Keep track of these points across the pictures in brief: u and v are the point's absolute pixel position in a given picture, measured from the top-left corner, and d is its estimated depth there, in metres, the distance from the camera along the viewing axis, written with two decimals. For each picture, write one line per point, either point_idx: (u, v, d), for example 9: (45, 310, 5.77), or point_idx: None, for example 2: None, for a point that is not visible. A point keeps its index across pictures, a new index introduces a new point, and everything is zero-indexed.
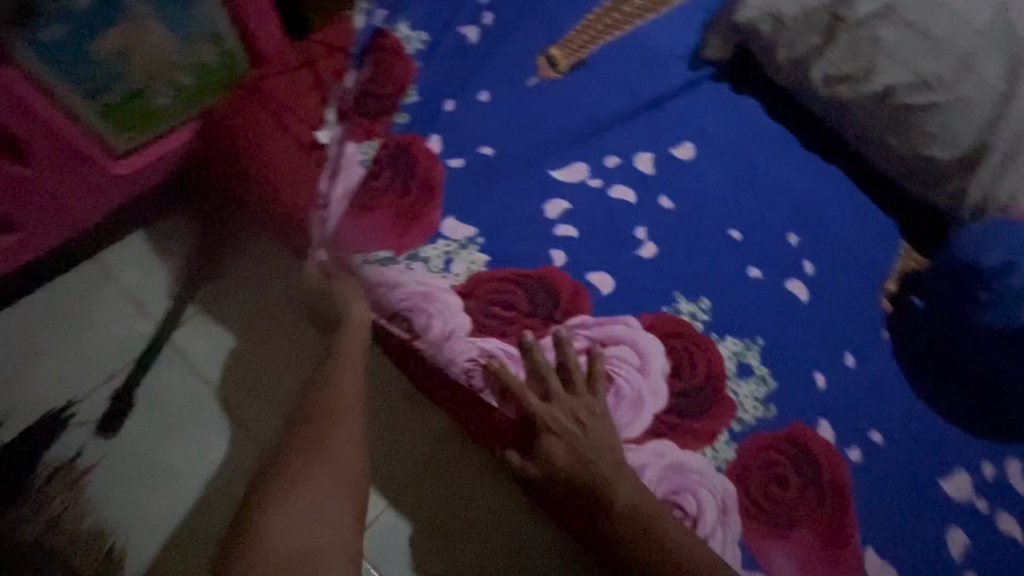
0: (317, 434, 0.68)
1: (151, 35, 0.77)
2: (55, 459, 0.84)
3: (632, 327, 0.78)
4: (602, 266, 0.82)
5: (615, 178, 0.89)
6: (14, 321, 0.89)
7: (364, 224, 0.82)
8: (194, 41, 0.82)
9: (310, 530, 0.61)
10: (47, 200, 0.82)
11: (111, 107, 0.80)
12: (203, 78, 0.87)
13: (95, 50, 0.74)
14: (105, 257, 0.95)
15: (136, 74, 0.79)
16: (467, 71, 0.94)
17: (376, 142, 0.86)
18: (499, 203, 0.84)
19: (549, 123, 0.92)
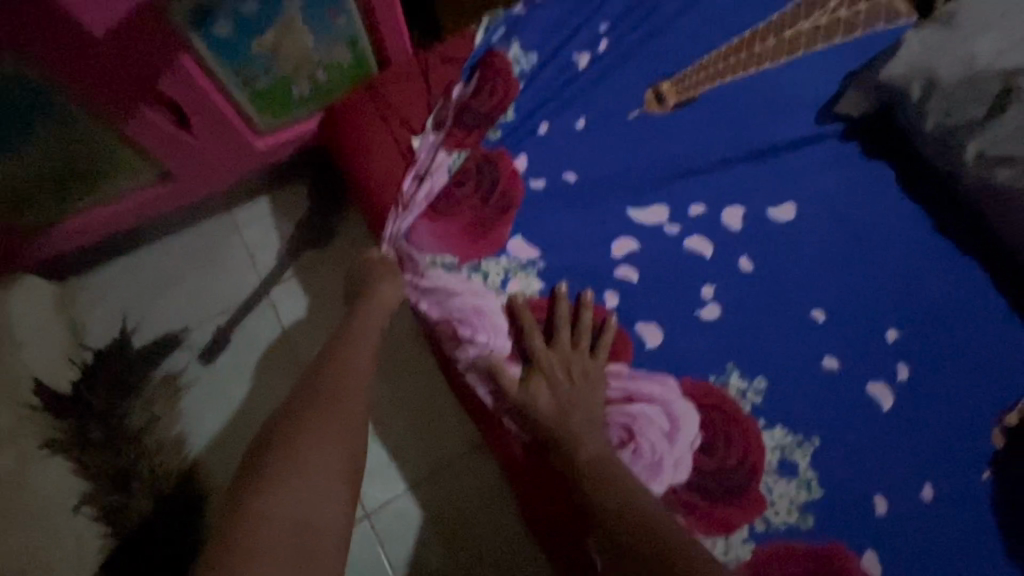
0: (321, 409, 0.64)
1: (297, 37, 0.89)
2: (166, 370, 1.04)
3: (670, 389, 0.75)
4: (654, 318, 0.79)
5: (693, 229, 0.84)
6: (162, 251, 1.10)
7: (436, 228, 0.85)
8: (332, 44, 0.93)
9: (309, 505, 0.56)
10: (200, 163, 0.98)
11: (260, 92, 0.94)
12: (334, 74, 0.99)
13: (254, 45, 0.86)
14: (235, 213, 1.13)
15: (283, 66, 0.92)
16: (570, 95, 0.94)
17: (462, 155, 0.90)
18: (567, 231, 0.84)
19: (640, 158, 0.90)
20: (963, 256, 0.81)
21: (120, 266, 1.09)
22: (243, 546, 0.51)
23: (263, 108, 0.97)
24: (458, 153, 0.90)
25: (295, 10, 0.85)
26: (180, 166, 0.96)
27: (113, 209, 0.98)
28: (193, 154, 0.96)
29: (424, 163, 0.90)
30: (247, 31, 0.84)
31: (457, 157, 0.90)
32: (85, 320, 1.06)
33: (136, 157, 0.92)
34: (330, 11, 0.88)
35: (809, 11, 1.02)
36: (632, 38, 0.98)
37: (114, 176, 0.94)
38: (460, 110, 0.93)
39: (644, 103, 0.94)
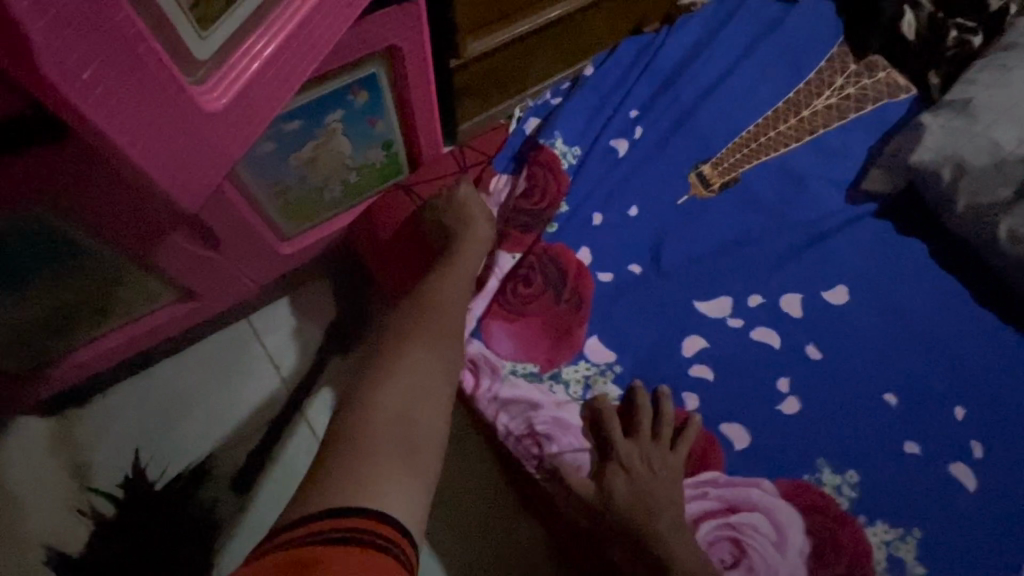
0: (422, 325, 0.69)
1: (336, 146, 0.86)
2: (195, 509, 0.91)
3: (769, 493, 0.73)
4: (739, 418, 0.76)
5: (758, 319, 0.83)
6: (175, 371, 0.99)
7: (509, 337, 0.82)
8: (368, 148, 0.90)
9: (411, 393, 0.60)
10: (226, 280, 0.89)
11: (291, 202, 0.90)
12: (367, 176, 0.95)
13: (292, 158, 0.83)
14: (253, 319, 1.04)
15: (317, 175, 0.88)
16: (614, 186, 0.93)
17: (517, 254, 0.88)
18: (636, 331, 0.82)
19: (694, 245, 0.89)
20: (1009, 326, 0.85)
21: (125, 392, 0.97)
22: (358, 422, 0.57)
23: (291, 215, 0.92)
24: (518, 252, 0.88)
25: (336, 122, 0.82)
26: (204, 286, 0.87)
27: (123, 336, 0.87)
28: (221, 272, 0.87)
29: (483, 264, 0.88)
30: (286, 147, 0.81)
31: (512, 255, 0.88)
32: (91, 458, 0.93)
33: (156, 281, 0.83)
34: (369, 119, 0.85)
35: (820, 90, 1.07)
36: (661, 123, 1.00)
37: (126, 300, 0.84)
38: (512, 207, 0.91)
39: (690, 190, 0.94)
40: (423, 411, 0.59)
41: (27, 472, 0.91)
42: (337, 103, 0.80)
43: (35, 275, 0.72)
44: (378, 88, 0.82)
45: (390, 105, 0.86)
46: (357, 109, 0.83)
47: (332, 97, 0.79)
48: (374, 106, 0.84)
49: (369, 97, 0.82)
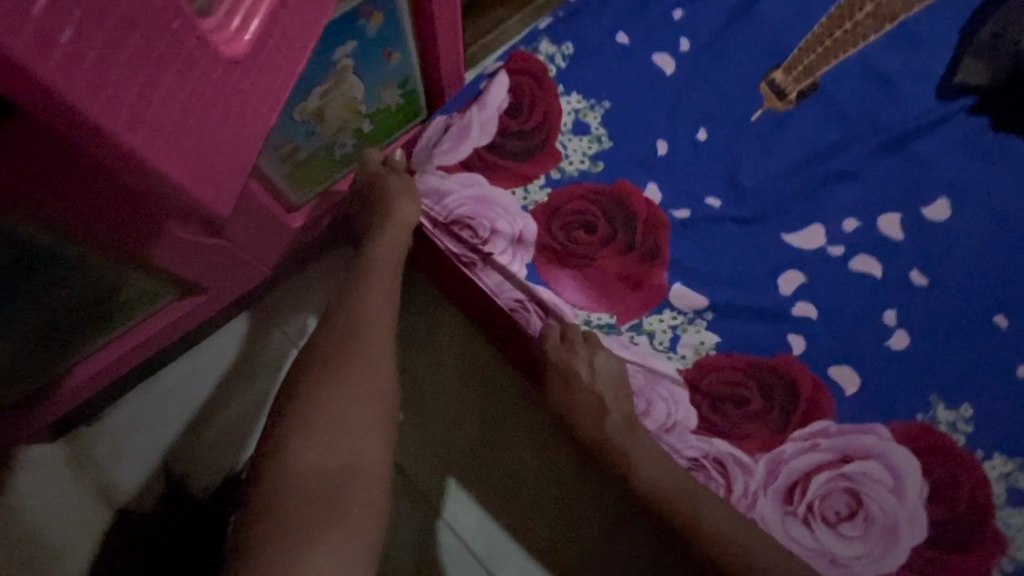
0: (346, 341, 0.58)
1: (348, 89, 0.77)
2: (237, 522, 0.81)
3: (883, 439, 0.67)
4: (846, 360, 0.68)
5: (855, 248, 0.73)
6: (192, 372, 0.88)
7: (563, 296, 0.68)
8: (383, 90, 0.82)
9: (331, 451, 0.52)
10: (237, 267, 0.77)
11: (302, 163, 0.81)
12: (381, 123, 0.88)
13: (301, 112, 0.74)
14: (267, 304, 0.91)
15: (329, 128, 0.80)
16: (675, 106, 0.79)
17: (547, 189, 0.72)
18: (723, 274, 0.70)
19: (776, 169, 0.76)
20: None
21: (140, 402, 0.86)
22: (279, 473, 0.51)
23: (304, 179, 0.84)
24: (529, 185, 0.72)
25: (347, 59, 0.73)
26: (216, 275, 0.74)
27: (126, 345, 0.75)
28: (226, 257, 0.74)
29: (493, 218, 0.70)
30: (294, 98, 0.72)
31: (540, 189, 0.72)
32: (114, 476, 0.83)
33: (150, 279, 0.70)
34: (383, 51, 0.76)
35: None
36: (717, 22, 0.82)
37: (126, 304, 0.72)
38: (502, 134, 0.74)
39: (763, 102, 0.80)
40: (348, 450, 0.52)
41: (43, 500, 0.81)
42: (349, 36, 0.71)
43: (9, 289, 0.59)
44: (393, 12, 0.73)
45: (406, 34, 0.77)
46: (370, 39, 0.73)
47: (341, 26, 0.69)
48: (387, 37, 0.75)
49: (384, 19, 0.73)
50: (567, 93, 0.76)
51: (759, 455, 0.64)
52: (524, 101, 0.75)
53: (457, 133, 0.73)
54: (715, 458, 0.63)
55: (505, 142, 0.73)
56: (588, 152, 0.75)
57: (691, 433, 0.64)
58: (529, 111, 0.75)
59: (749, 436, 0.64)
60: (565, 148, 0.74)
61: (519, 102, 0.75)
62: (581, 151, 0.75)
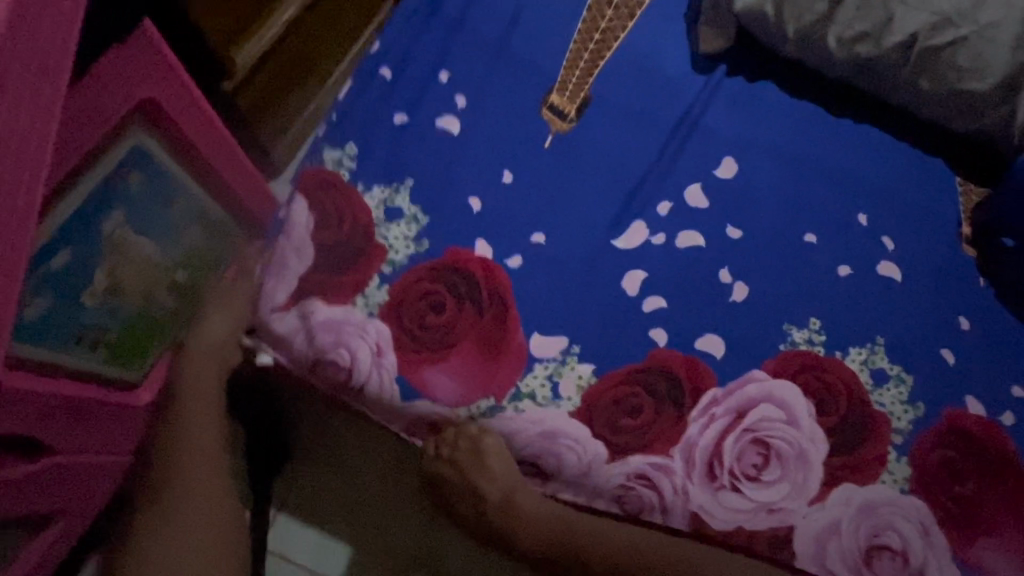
0: (170, 490, 0.67)
1: (136, 250, 0.76)
2: None
3: (764, 381, 0.73)
4: (707, 329, 0.74)
5: (676, 226, 0.80)
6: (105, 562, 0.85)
7: (444, 380, 0.69)
8: (181, 230, 0.81)
9: None
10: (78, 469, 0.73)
11: (118, 337, 0.79)
12: (195, 269, 0.85)
13: (88, 295, 0.73)
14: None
15: (133, 295, 0.79)
16: (474, 159, 0.80)
17: (384, 287, 0.71)
18: (575, 298, 0.73)
19: (584, 183, 0.81)
20: (870, 130, 0.88)
21: None
22: None
23: (124, 361, 0.80)
24: (366, 289, 0.71)
25: (120, 227, 0.73)
26: (59, 505, 0.73)
27: None
28: (66, 469, 0.71)
29: (347, 337, 0.70)
30: (74, 286, 0.71)
31: (378, 288, 0.71)
32: None
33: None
34: (161, 204, 0.77)
35: None
36: (482, 68, 0.86)
37: None
38: (323, 253, 0.73)
39: (550, 128, 0.84)
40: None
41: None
42: (108, 205, 0.71)
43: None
44: (151, 162, 0.73)
45: (176, 176, 0.77)
46: (136, 199, 0.74)
47: (98, 205, 0.70)
48: (170, 192, 0.77)
49: (144, 176, 0.73)
50: (367, 188, 0.76)
51: (672, 451, 0.68)
52: (331, 211, 0.74)
53: (278, 267, 0.72)
54: (637, 475, 0.67)
55: (327, 258, 0.72)
56: (409, 235, 0.74)
57: (608, 464, 0.67)
58: (339, 219, 0.74)
59: (655, 441, 0.68)
60: (386, 239, 0.74)
61: (326, 218, 0.74)
62: (403, 236, 0.74)
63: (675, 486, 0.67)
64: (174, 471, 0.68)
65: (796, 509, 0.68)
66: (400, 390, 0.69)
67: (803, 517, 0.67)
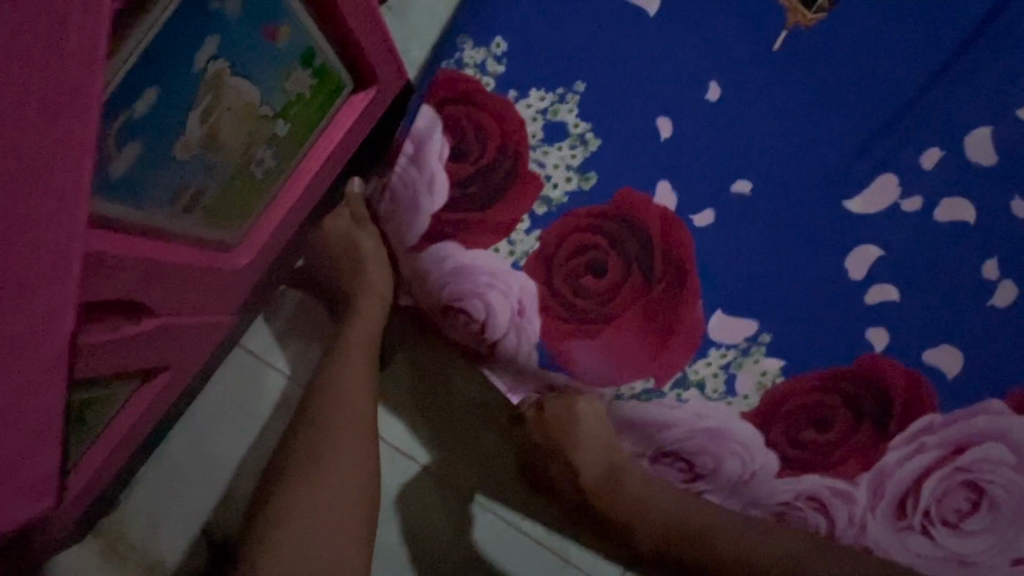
0: (331, 432, 0.61)
1: (234, 97, 0.50)
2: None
3: (1000, 415, 0.56)
4: (945, 339, 0.56)
5: (940, 188, 0.57)
6: (187, 441, 0.77)
7: (596, 353, 0.56)
8: (283, 76, 0.54)
9: (319, 544, 0.56)
10: (185, 337, 0.62)
11: (214, 203, 0.56)
12: (298, 117, 0.60)
13: (181, 150, 0.48)
14: (236, 362, 0.77)
15: (228, 154, 0.54)
16: (672, 54, 0.57)
17: (535, 232, 0.56)
18: (777, 275, 0.57)
19: (820, 109, 0.57)
20: None
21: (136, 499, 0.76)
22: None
23: (222, 221, 0.59)
24: (512, 233, 0.56)
25: (216, 62, 0.46)
26: (164, 359, 0.61)
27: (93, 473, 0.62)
28: (165, 336, 0.58)
29: (486, 288, 0.56)
30: (161, 138, 0.46)
31: (527, 234, 0.56)
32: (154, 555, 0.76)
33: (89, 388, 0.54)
34: (264, 33, 0.48)
35: None
36: None
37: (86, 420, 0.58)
38: (459, 185, 0.56)
39: (786, 19, 0.57)
40: (330, 544, 0.57)
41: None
42: (203, 25, 0.43)
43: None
44: None
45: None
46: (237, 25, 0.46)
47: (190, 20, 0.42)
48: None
49: None
50: (522, 95, 0.56)
51: (859, 477, 0.56)
52: (469, 129, 0.56)
53: (407, 204, 0.57)
54: (809, 497, 0.56)
55: (465, 193, 0.56)
56: (572, 164, 0.56)
57: (777, 478, 0.56)
58: (479, 144, 0.56)
59: (840, 464, 0.56)
60: (542, 167, 0.56)
61: (464, 137, 0.56)
62: (565, 164, 0.56)
63: (850, 517, 0.56)
64: (333, 402, 0.63)
65: (992, 566, 0.56)
66: (536, 358, 0.57)
67: None
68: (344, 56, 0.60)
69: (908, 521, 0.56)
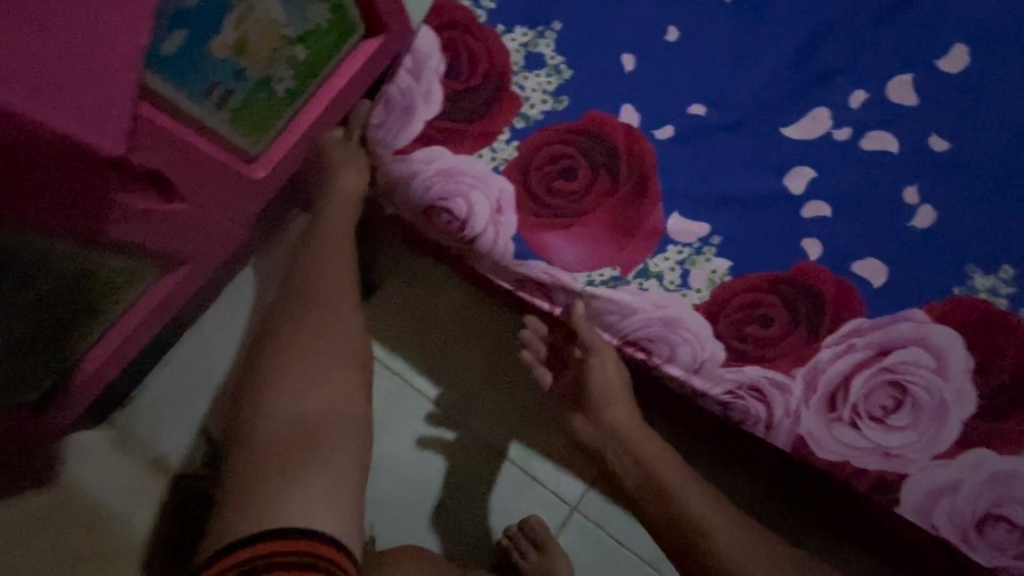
0: (310, 306, 0.63)
1: (262, 10, 0.60)
2: None
3: (922, 323, 0.63)
4: (870, 252, 0.64)
5: (867, 124, 0.65)
6: (197, 348, 0.86)
7: (564, 246, 0.65)
8: (307, 4, 0.64)
9: (307, 398, 0.57)
10: (201, 231, 0.70)
11: (239, 109, 0.66)
12: (317, 47, 0.70)
13: (214, 49, 0.58)
14: (249, 277, 0.87)
15: (254, 65, 0.64)
16: (637, 5, 0.67)
17: (514, 143, 0.66)
18: (723, 191, 0.65)
19: (764, 54, 0.66)
20: None
21: (145, 396, 0.85)
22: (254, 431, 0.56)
23: (244, 129, 0.69)
24: (494, 143, 0.66)
25: None
26: (181, 247, 0.69)
27: (113, 345, 0.71)
28: (185, 223, 0.67)
29: (471, 188, 0.65)
30: (198, 32, 0.56)
31: (507, 144, 0.66)
32: (158, 450, 0.84)
33: (121, 259, 0.64)
34: None
35: None
36: None
37: (108, 291, 0.66)
38: (451, 99, 0.67)
39: None
40: (320, 398, 0.57)
41: (108, 488, 0.81)
42: None
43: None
44: None
45: None
46: None
47: None
48: None
49: None
50: (508, 30, 0.67)
51: (795, 371, 0.63)
52: (462, 54, 0.67)
53: (402, 111, 0.67)
54: (750, 387, 0.63)
55: (458, 104, 0.66)
56: (548, 89, 0.66)
57: (722, 368, 0.64)
58: (472, 64, 0.67)
59: (778, 356, 0.63)
60: (522, 90, 0.66)
61: (458, 58, 0.67)
62: (542, 89, 0.66)
63: (785, 406, 0.63)
64: (319, 281, 0.65)
65: (917, 461, 0.62)
66: (514, 253, 0.65)
67: (921, 470, 0.62)
68: (359, 0, 0.71)
69: (839, 412, 0.62)
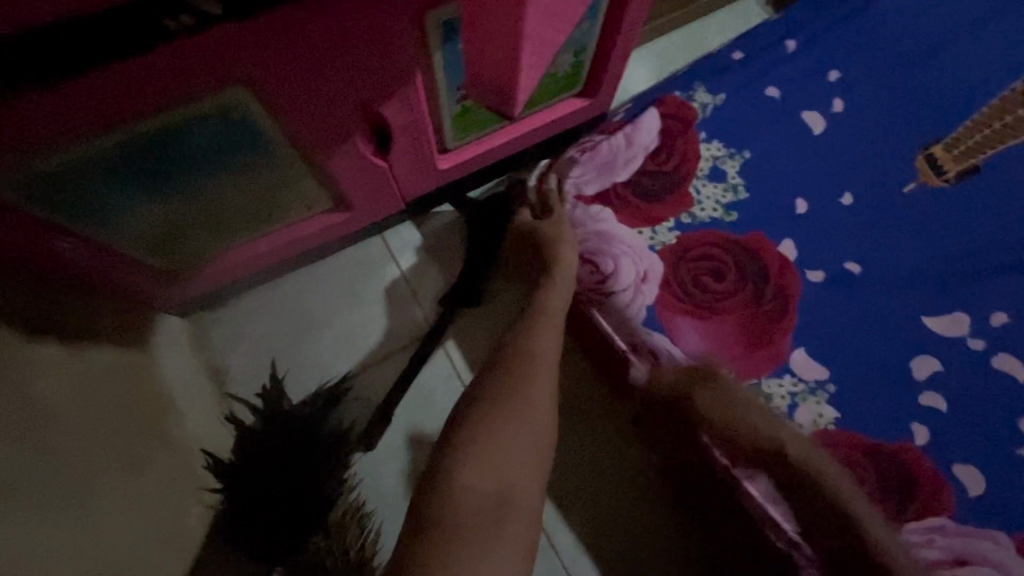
0: (513, 386, 0.62)
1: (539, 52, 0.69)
2: (335, 424, 0.86)
3: (1008, 550, 0.62)
4: (974, 460, 0.65)
5: (1001, 344, 0.69)
6: (302, 286, 0.91)
7: (703, 332, 0.70)
8: (559, 56, 0.76)
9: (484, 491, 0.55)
10: (379, 189, 0.78)
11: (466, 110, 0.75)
12: (544, 88, 0.80)
13: None
14: (380, 244, 0.94)
15: None
16: (822, 165, 0.77)
17: (675, 232, 0.73)
18: (851, 347, 0.70)
19: (922, 249, 0.74)
20: None
21: (235, 310, 0.89)
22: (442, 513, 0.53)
23: (458, 126, 0.78)
24: (658, 226, 0.74)
25: None
26: (359, 195, 0.77)
27: (258, 247, 0.79)
28: (374, 179, 0.75)
29: (617, 254, 0.72)
30: None
31: (668, 232, 0.73)
32: (224, 363, 0.87)
33: (313, 178, 0.71)
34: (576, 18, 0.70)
35: None
36: (878, 76, 0.81)
37: (286, 203, 0.75)
38: (640, 173, 0.76)
39: (918, 175, 0.77)
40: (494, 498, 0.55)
41: None
42: None
43: (91, 176, 0.55)
44: None
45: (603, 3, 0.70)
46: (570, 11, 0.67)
47: None
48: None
49: None
50: (708, 140, 0.77)
51: None
52: (665, 143, 0.76)
53: (601, 165, 0.75)
54: None
55: (645, 181, 0.75)
56: (720, 201, 0.74)
57: None
58: (670, 153, 0.76)
59: None
60: (697, 194, 0.75)
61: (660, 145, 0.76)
62: (715, 199, 0.74)
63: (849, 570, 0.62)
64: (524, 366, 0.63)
65: None
66: (642, 317, 0.71)
67: None
68: (593, 68, 0.82)
69: None
